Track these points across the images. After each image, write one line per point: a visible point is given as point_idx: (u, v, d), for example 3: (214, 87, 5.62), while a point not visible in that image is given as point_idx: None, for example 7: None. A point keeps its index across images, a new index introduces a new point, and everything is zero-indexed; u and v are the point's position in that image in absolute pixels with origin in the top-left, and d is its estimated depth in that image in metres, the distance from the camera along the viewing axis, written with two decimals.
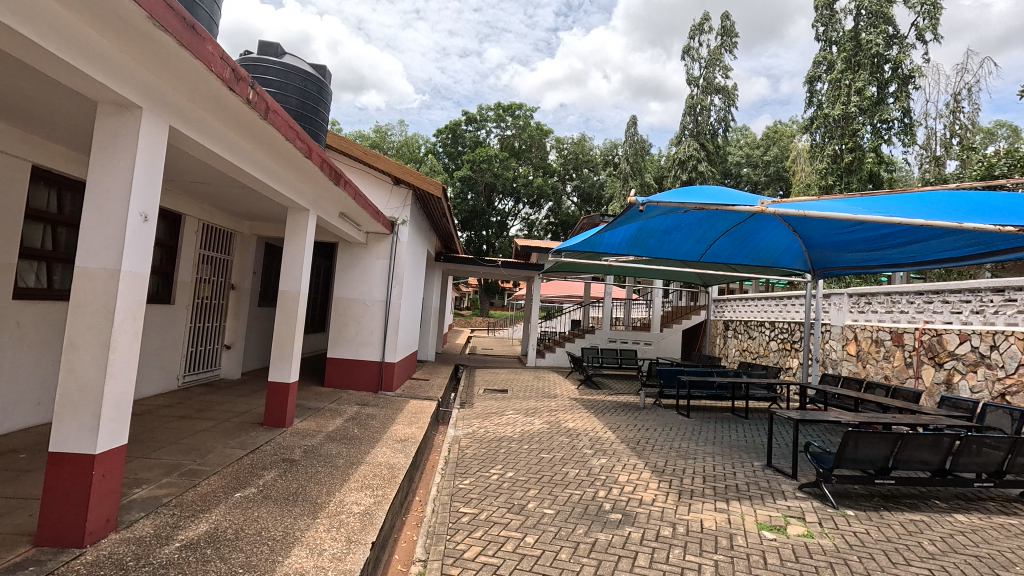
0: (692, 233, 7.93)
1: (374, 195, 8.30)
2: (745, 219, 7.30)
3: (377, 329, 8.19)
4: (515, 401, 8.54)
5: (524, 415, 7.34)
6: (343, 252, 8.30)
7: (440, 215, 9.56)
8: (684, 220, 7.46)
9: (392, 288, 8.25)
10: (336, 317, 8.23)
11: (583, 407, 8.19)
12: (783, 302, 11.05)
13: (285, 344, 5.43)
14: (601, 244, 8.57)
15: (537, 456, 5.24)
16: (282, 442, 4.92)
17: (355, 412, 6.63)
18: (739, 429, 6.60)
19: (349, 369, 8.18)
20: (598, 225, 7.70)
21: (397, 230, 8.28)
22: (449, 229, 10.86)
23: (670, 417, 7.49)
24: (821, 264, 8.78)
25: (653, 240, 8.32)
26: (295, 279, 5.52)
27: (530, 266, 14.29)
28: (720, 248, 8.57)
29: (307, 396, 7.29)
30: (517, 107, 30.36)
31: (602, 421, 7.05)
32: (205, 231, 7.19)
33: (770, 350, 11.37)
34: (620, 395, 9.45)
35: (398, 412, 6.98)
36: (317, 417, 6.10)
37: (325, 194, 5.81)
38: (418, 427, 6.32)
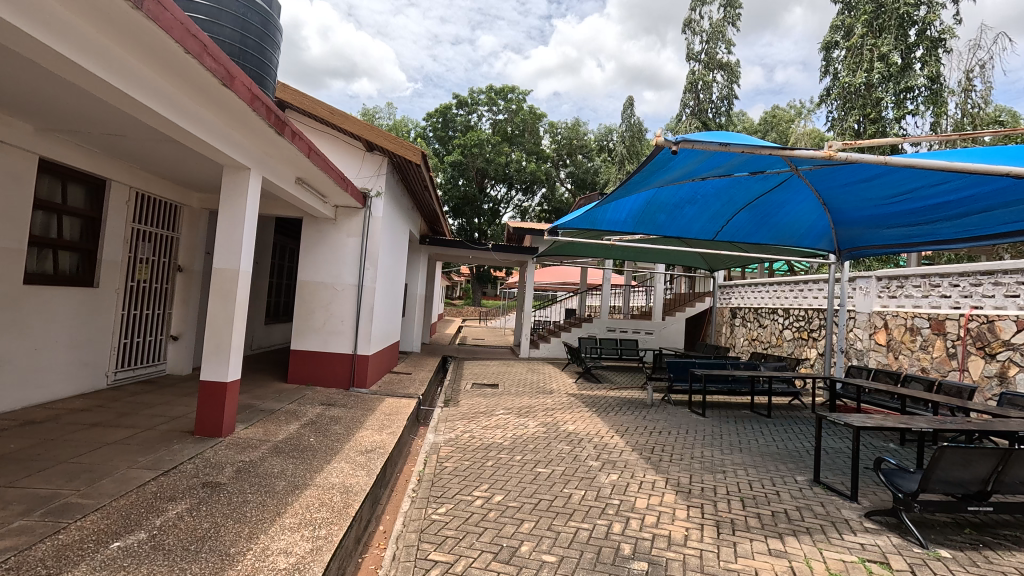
0: (709, 207, 6.95)
1: (344, 162, 7.24)
2: (772, 190, 6.31)
3: (348, 318, 7.17)
4: (506, 398, 7.56)
5: (516, 415, 6.35)
6: (308, 229, 7.23)
7: (422, 189, 8.51)
8: (700, 190, 6.47)
9: (365, 270, 7.22)
10: (301, 304, 7.19)
11: (584, 404, 7.23)
12: (798, 287, 10.13)
13: (222, 336, 4.41)
14: (603, 220, 7.58)
15: (533, 471, 4.26)
16: (211, 459, 3.90)
17: (317, 414, 5.61)
18: (766, 434, 5.68)
19: (316, 363, 7.16)
20: (602, 197, 6.70)
21: (370, 202, 7.23)
22: (434, 207, 9.82)
23: (684, 417, 6.55)
24: (848, 243, 7.84)
25: (663, 215, 7.35)
26: (234, 254, 4.44)
27: (524, 250, 13.21)
28: (738, 225, 7.59)
29: (264, 395, 6.26)
30: (509, 89, 29.13)
31: (606, 422, 6.10)
32: (141, 201, 6.07)
33: (784, 340, 10.46)
34: (623, 390, 8.51)
35: (369, 414, 5.98)
36: (268, 422, 5.08)
37: (272, 150, 4.72)
38: (390, 432, 5.31)
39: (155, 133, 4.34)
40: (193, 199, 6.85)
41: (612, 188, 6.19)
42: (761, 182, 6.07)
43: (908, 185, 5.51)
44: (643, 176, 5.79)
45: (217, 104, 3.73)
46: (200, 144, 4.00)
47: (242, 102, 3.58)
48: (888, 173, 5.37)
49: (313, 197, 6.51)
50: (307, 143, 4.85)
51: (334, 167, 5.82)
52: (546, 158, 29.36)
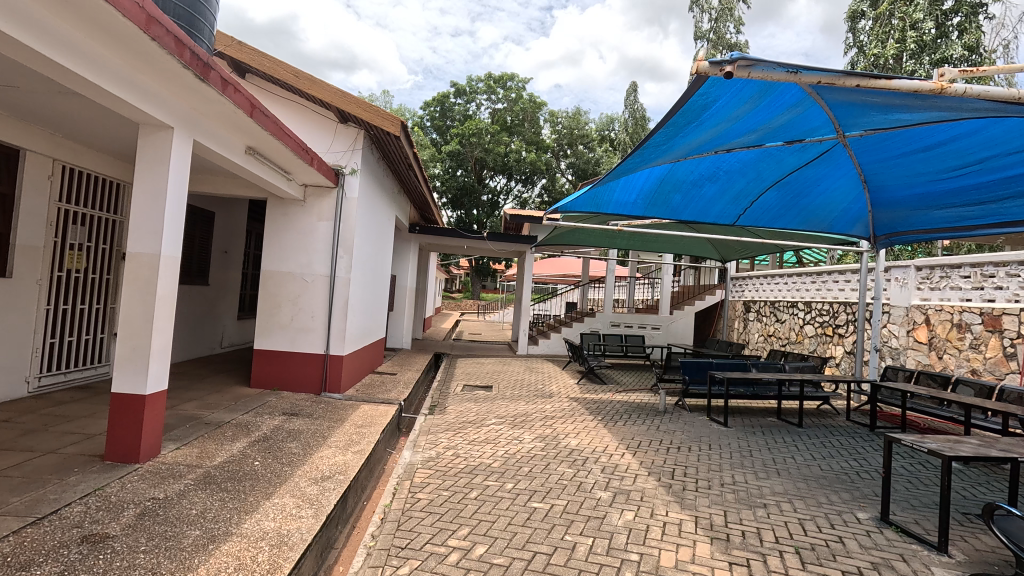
0: (731, 187, 6.08)
1: (314, 134, 6.33)
2: (805, 164, 5.43)
3: (319, 313, 6.30)
4: (500, 403, 6.68)
5: (510, 426, 5.48)
6: (273, 211, 6.34)
7: (406, 167, 7.60)
8: (723, 164, 5.60)
9: (338, 259, 6.34)
10: (265, 298, 6.30)
11: (588, 411, 6.36)
12: (822, 279, 9.25)
13: (139, 337, 3.53)
14: (609, 201, 6.68)
15: (527, 508, 3.37)
16: (112, 497, 3.02)
17: (273, 428, 4.73)
18: (804, 452, 4.83)
19: (283, 366, 6.29)
20: (608, 173, 5.78)
21: (344, 181, 6.33)
22: (422, 190, 8.91)
23: (704, 427, 5.68)
24: (887, 228, 6.94)
25: (677, 195, 6.45)
26: (153, 235, 3.56)
27: (521, 239, 12.30)
28: (762, 210, 6.72)
29: (217, 402, 5.38)
30: (508, 77, 28.16)
31: (616, 435, 5.22)
32: (70, 177, 5.17)
33: (806, 337, 9.59)
34: (631, 393, 7.62)
35: (338, 426, 5.09)
36: (208, 440, 4.20)
37: (203, 106, 3.80)
38: (358, 450, 4.44)
39: (50, 83, 3.42)
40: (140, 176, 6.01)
41: (619, 162, 5.34)
42: (795, 154, 5.20)
43: (977, 154, 4.57)
44: (655, 147, 4.94)
45: (106, 32, 2.81)
46: (96, 93, 3.09)
47: (133, 25, 2.66)
48: (955, 139, 4.39)
49: (275, 173, 5.61)
50: (250, 100, 3.91)
51: (294, 137, 4.89)
52: (546, 148, 28.35)
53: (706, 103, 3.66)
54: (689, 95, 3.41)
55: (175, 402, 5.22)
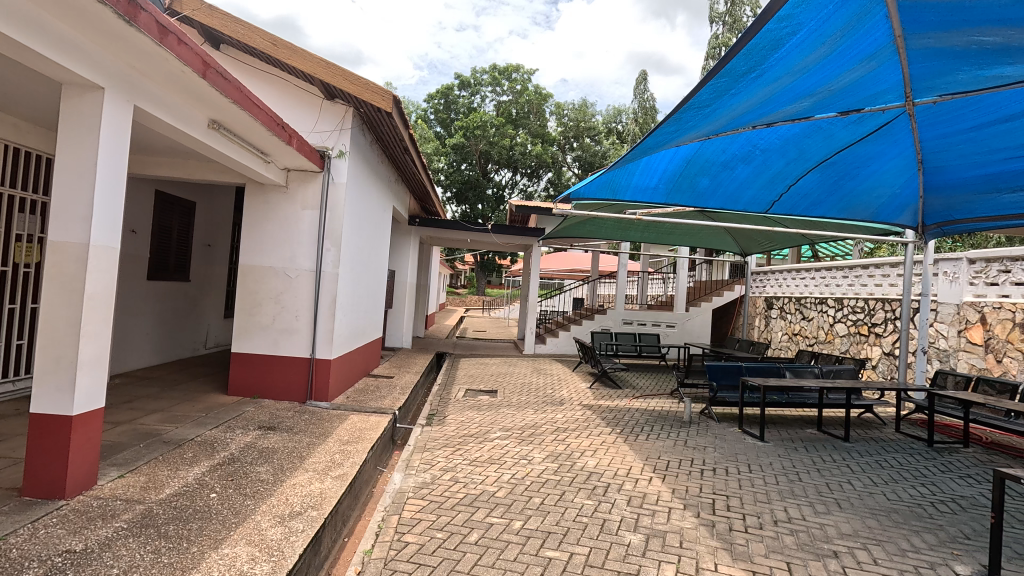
0: (767, 169, 5.35)
1: (297, 113, 5.66)
2: (858, 140, 4.70)
3: (304, 312, 5.67)
4: (505, 412, 6.00)
5: (517, 441, 4.80)
6: (252, 199, 5.69)
7: (402, 151, 6.94)
8: (761, 141, 4.88)
9: (325, 252, 5.69)
10: (243, 295, 5.65)
11: (604, 422, 5.67)
12: (857, 274, 8.51)
13: (63, 346, 2.87)
14: (626, 185, 5.95)
15: (540, 559, 2.70)
16: (12, 553, 2.38)
17: (242, 447, 4.07)
18: (862, 476, 4.14)
19: (264, 372, 5.66)
20: (628, 151, 5.05)
21: (331, 165, 5.68)
22: (420, 177, 8.23)
23: (738, 443, 4.97)
24: (939, 216, 6.20)
25: (704, 179, 5.71)
26: (81, 220, 2.91)
27: (529, 231, 11.68)
28: (799, 197, 5.98)
29: (185, 414, 4.74)
30: (514, 68, 27.36)
31: (639, 453, 4.53)
32: (14, 157, 4.53)
33: (837, 336, 8.86)
34: (650, 399, 6.91)
35: (320, 442, 4.43)
36: (160, 464, 3.54)
37: (144, 63, 3.11)
38: (339, 475, 3.78)
39: None
40: None
41: (644, 136, 4.64)
42: (847, 128, 4.48)
43: None
44: (688, 119, 4.24)
45: None
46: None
47: None
48: None
49: (250, 153, 4.94)
50: (202, 58, 3.23)
51: (267, 109, 4.21)
52: (552, 141, 27.54)
53: (781, 36, 2.98)
54: (763, 21, 2.77)
55: (136, 414, 4.58)
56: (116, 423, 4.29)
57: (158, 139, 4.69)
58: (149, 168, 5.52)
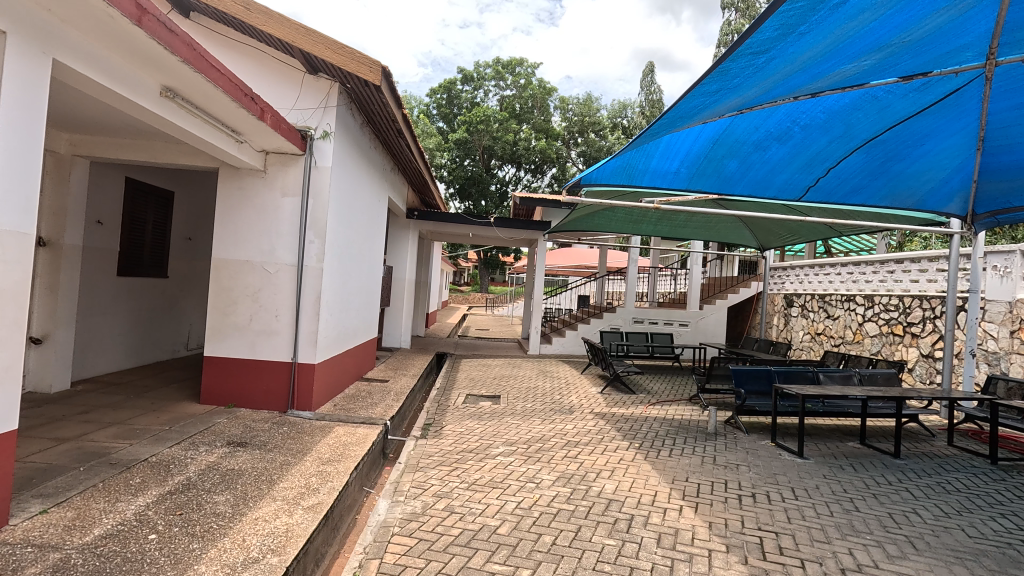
0: (805, 150, 4.73)
1: (277, 89, 5.09)
2: (916, 114, 4.08)
3: (285, 311, 5.11)
4: (509, 423, 5.38)
5: (522, 460, 4.19)
6: (226, 185, 5.11)
7: (396, 135, 6.35)
8: (802, 115, 4.26)
9: (308, 245, 5.12)
10: (217, 293, 5.08)
11: (620, 434, 5.05)
12: (890, 269, 7.87)
13: None
14: (644, 168, 5.31)
15: None
16: None
17: (202, 469, 3.49)
18: (927, 504, 3.53)
19: (241, 377, 5.09)
20: (651, 125, 4.41)
21: (314, 147, 5.10)
22: (417, 164, 7.62)
23: (775, 461, 4.35)
24: (995, 204, 5.52)
25: (733, 162, 5.07)
26: None
27: (533, 225, 10.98)
28: (837, 183, 5.34)
29: (144, 427, 4.18)
30: (517, 62, 26.68)
31: (664, 474, 3.91)
32: None
33: (866, 336, 8.22)
34: (668, 406, 6.29)
35: (294, 462, 3.84)
36: (98, 494, 2.97)
37: (61, 6, 2.53)
38: (314, 505, 3.18)
39: None
40: (60, 140, 4.88)
41: (672, 104, 4.02)
42: (908, 98, 3.86)
43: None
44: (734, 71, 3.58)
45: None
46: None
47: None
48: None
49: (218, 130, 4.33)
50: (136, 0, 2.64)
51: (229, 74, 3.61)
52: (557, 136, 26.88)
53: None
54: None
55: (87, 428, 4.02)
56: (61, 440, 3.73)
57: (113, 114, 4.12)
58: (111, 150, 4.95)
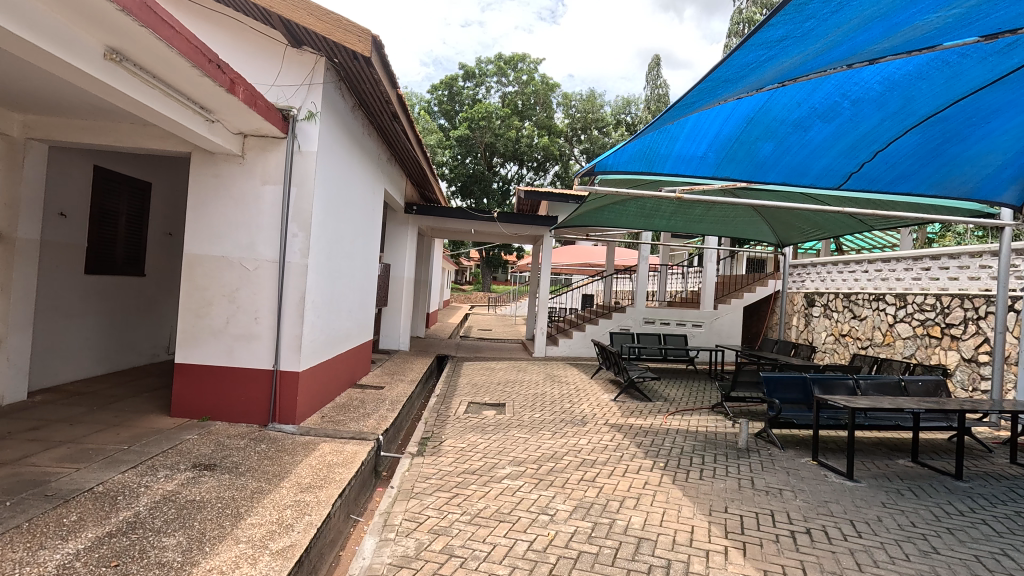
0: (853, 129, 4.16)
1: (257, 65, 4.56)
2: (990, 83, 3.51)
3: (265, 313, 4.57)
4: (515, 437, 4.82)
5: (532, 485, 3.64)
6: (198, 172, 4.55)
7: (390, 119, 5.80)
8: (858, 85, 3.67)
9: (291, 238, 4.58)
10: (189, 293, 4.53)
11: (641, 451, 4.48)
12: (925, 265, 7.28)
13: None
14: (668, 150, 4.73)
15: None
16: None
17: (156, 502, 2.96)
18: (1016, 543, 2.97)
19: (217, 387, 4.55)
20: (684, 95, 3.81)
21: (298, 130, 4.57)
22: (415, 152, 7.08)
23: (822, 485, 3.78)
24: None
25: (769, 143, 4.49)
26: None
27: (539, 220, 10.41)
28: (882, 169, 4.75)
29: (99, 447, 3.64)
30: (519, 58, 26.10)
31: (698, 503, 3.36)
32: None
33: (898, 338, 7.65)
34: (689, 416, 5.74)
35: (268, 488, 3.30)
36: (18, 539, 2.43)
37: None
38: (288, 547, 2.64)
39: None
40: (11, 121, 4.33)
41: (710, 69, 3.46)
42: (985, 62, 3.29)
43: None
44: (809, 11, 2.85)
45: None
46: None
47: None
48: None
49: (183, 107, 3.77)
50: None
51: (188, 34, 3.06)
52: (560, 133, 26.31)
53: None
54: None
55: (31, 449, 3.49)
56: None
57: (61, 87, 3.57)
58: (69, 132, 4.41)
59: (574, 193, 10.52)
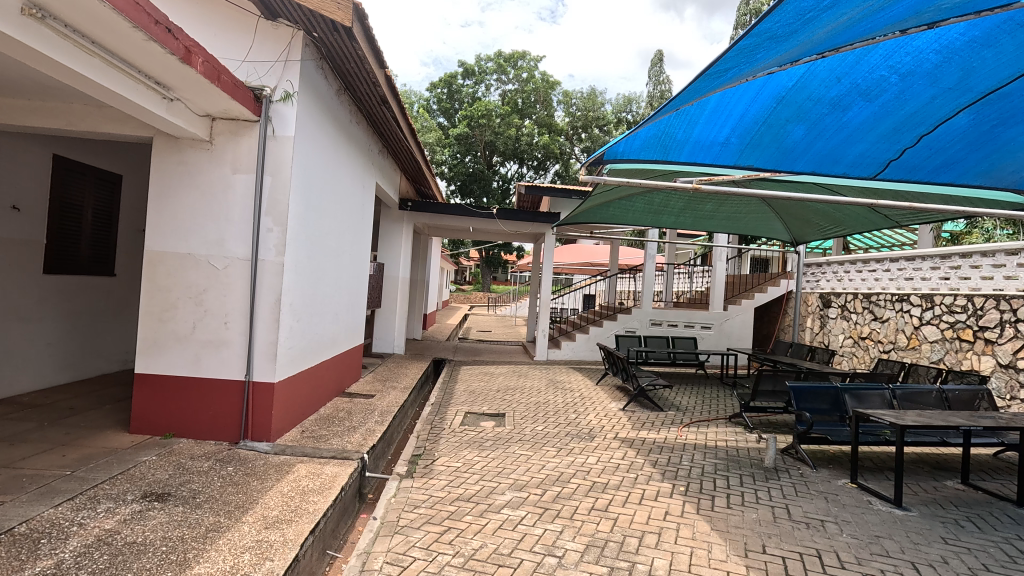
0: (898, 107, 3.66)
1: (228, 39, 4.09)
2: None
3: (236, 317, 4.09)
4: (515, 455, 4.33)
5: (536, 517, 3.15)
6: (160, 159, 4.05)
7: (379, 104, 5.33)
8: (911, 55, 3.17)
9: (265, 234, 4.11)
10: (150, 295, 4.04)
11: (657, 471, 4.00)
12: (955, 263, 6.78)
13: None
14: (686, 134, 4.23)
15: None
16: None
17: (88, 546, 2.47)
18: None
19: (183, 400, 4.07)
20: (711, 67, 3.30)
21: (273, 112, 4.10)
22: (409, 143, 6.61)
23: (869, 515, 3.30)
24: None
25: (800, 125, 4.00)
26: None
27: (540, 216, 9.92)
28: (925, 156, 4.25)
29: (36, 474, 3.15)
30: (519, 55, 25.65)
31: (731, 541, 2.87)
32: None
33: (924, 341, 7.16)
34: (706, 428, 5.26)
35: (226, 525, 2.81)
36: None
37: None
38: None
39: None
40: None
41: (746, 31, 2.96)
42: None
43: None
44: None
45: None
46: None
47: None
48: None
49: (134, 81, 3.28)
50: None
51: None
52: (561, 131, 25.83)
53: None
54: None
55: None
56: None
57: None
58: (16, 114, 3.92)
59: (577, 189, 10.02)
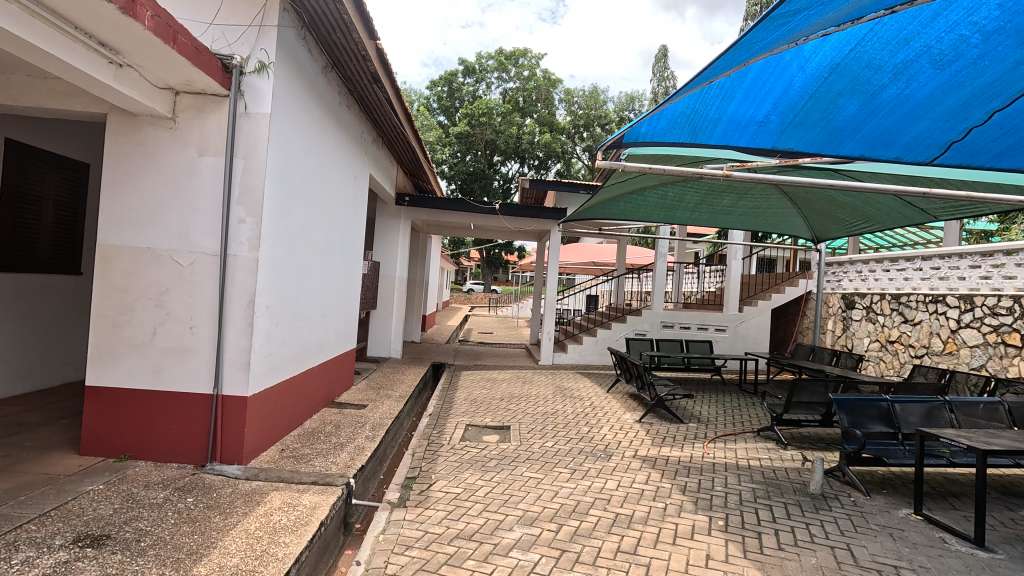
0: (972, 76, 3.12)
1: (196, 2, 3.57)
2: None
3: (203, 321, 3.55)
4: (523, 479, 3.79)
5: (552, 565, 2.60)
6: (115, 139, 3.52)
7: (370, 84, 4.82)
8: (1000, 10, 2.63)
9: (236, 226, 3.58)
10: (101, 295, 3.50)
11: (687, 500, 3.45)
12: (999, 261, 6.23)
13: None
14: (719, 111, 3.71)
15: None
16: None
17: None
18: None
19: (141, 417, 3.53)
20: (757, 25, 2.79)
21: (246, 85, 3.57)
22: (406, 131, 6.11)
23: (950, 559, 2.75)
24: None
25: (850, 98, 3.48)
26: None
27: (546, 211, 9.34)
28: (992, 139, 3.70)
29: None
30: (520, 53, 25.15)
31: None
32: None
33: (963, 346, 6.63)
34: (734, 444, 4.72)
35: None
36: None
37: None
38: None
39: None
40: None
41: None
42: None
43: None
44: None
45: None
46: None
47: None
48: None
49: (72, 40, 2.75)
50: None
51: None
52: (563, 130, 25.25)
53: None
54: None
55: None
56: None
57: None
58: None
59: (586, 182, 9.36)
